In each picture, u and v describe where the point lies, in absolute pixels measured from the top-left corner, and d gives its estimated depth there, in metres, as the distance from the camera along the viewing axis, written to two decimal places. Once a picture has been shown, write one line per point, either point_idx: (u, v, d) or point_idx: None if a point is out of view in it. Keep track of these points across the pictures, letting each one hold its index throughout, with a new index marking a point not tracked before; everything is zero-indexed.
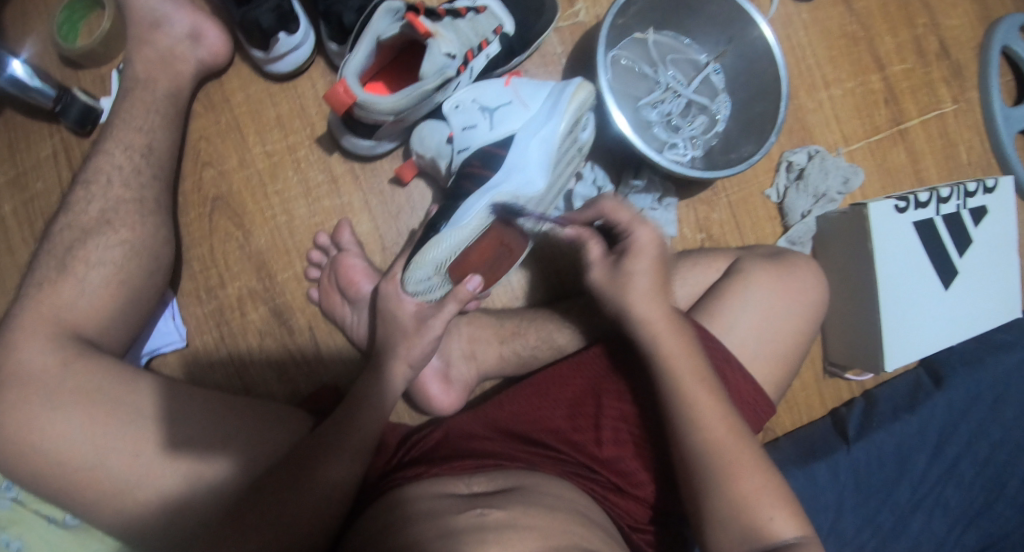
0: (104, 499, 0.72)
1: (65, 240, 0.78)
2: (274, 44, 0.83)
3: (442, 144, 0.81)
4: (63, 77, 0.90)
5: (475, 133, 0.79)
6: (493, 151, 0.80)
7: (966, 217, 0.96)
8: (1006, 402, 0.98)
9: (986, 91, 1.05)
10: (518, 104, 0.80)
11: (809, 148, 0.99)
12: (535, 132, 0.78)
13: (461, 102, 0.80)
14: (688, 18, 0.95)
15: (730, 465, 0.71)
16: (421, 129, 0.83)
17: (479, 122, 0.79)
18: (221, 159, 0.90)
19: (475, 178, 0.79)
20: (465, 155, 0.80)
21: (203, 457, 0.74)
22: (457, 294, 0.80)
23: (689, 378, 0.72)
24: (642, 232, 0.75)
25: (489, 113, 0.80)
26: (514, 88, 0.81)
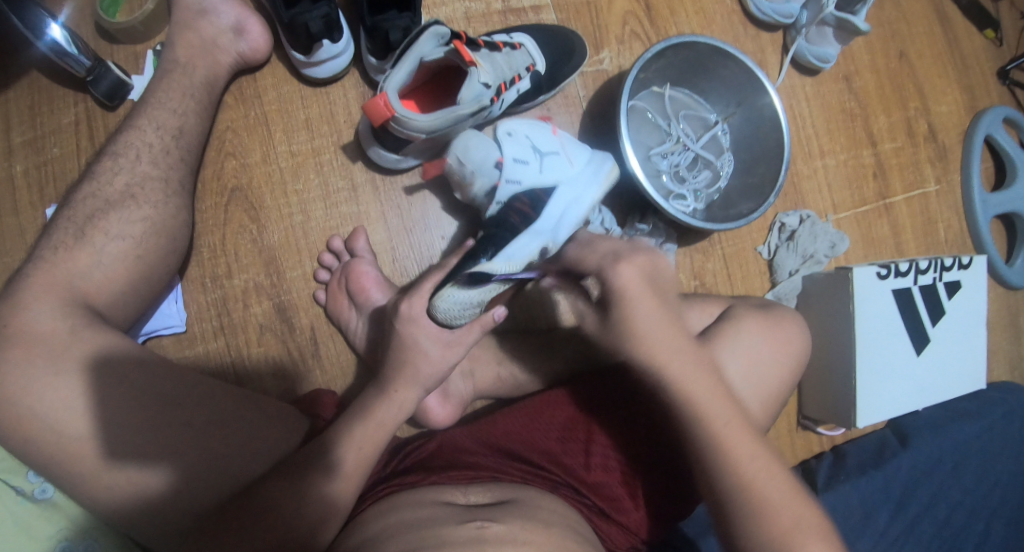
0: (75, 483, 0.71)
1: (87, 209, 0.78)
2: (316, 49, 0.87)
3: (490, 167, 0.80)
4: (97, 48, 0.91)
5: (526, 170, 0.81)
6: (539, 194, 0.82)
7: (941, 290, 1.02)
8: (964, 469, 1.03)
9: (966, 176, 1.13)
10: (563, 157, 0.85)
11: (801, 212, 1.06)
12: (577, 190, 0.83)
13: (515, 131, 0.82)
14: (704, 78, 1.01)
15: (759, 504, 0.73)
16: (466, 137, 0.79)
17: (530, 161, 0.82)
18: (245, 152, 0.92)
19: (522, 216, 0.81)
20: (516, 189, 0.80)
21: (145, 469, 0.71)
22: (482, 321, 0.79)
23: (718, 416, 0.74)
24: (624, 271, 0.70)
25: (540, 155, 0.83)
26: (561, 139, 0.86)
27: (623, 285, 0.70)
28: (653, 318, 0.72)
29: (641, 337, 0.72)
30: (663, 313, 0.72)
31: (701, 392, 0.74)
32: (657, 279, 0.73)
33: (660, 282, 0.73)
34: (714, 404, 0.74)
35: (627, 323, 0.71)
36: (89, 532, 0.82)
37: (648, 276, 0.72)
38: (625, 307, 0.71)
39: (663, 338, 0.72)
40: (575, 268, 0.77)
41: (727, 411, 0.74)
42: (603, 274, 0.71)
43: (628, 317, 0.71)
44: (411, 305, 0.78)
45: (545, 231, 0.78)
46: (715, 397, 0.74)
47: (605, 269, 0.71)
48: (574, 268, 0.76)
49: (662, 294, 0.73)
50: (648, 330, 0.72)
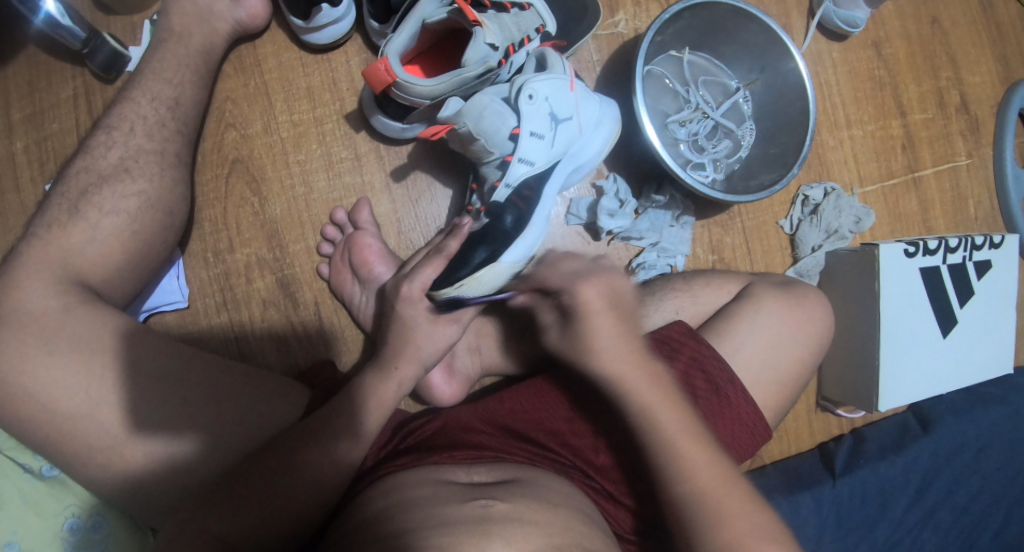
0: (87, 452, 0.70)
1: (80, 184, 0.77)
2: (316, 14, 0.83)
3: (504, 140, 0.80)
4: (94, 19, 0.87)
5: (540, 146, 0.82)
6: (545, 171, 0.84)
7: (970, 269, 0.98)
8: (988, 454, 1.00)
9: (999, 149, 1.08)
10: (576, 122, 0.84)
11: (825, 184, 1.01)
12: (581, 156, 0.87)
13: (536, 95, 0.79)
14: (724, 42, 0.96)
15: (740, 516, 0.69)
16: (477, 105, 0.76)
17: (545, 134, 0.82)
18: (245, 123, 0.89)
19: (527, 201, 0.84)
20: (527, 171, 0.82)
21: (166, 439, 0.71)
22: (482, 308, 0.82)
23: (671, 425, 0.72)
24: (586, 290, 0.73)
25: (555, 126, 0.82)
26: (576, 96, 0.84)
27: (588, 303, 0.73)
28: (614, 337, 0.73)
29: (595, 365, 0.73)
30: (621, 331, 0.74)
31: (666, 416, 0.72)
32: (619, 298, 0.74)
33: (621, 302, 0.74)
34: (666, 414, 0.72)
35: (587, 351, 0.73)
36: (96, 508, 0.81)
37: (616, 299, 0.74)
38: (584, 320, 0.73)
39: (620, 354, 0.73)
40: (540, 290, 0.78)
41: (683, 422, 0.72)
42: (570, 287, 0.73)
43: (588, 330, 0.73)
44: (410, 288, 0.79)
45: (542, 220, 0.86)
46: (667, 408, 0.73)
47: (574, 285, 0.74)
48: (543, 287, 0.77)
49: (623, 315, 0.74)
50: (607, 349, 0.73)
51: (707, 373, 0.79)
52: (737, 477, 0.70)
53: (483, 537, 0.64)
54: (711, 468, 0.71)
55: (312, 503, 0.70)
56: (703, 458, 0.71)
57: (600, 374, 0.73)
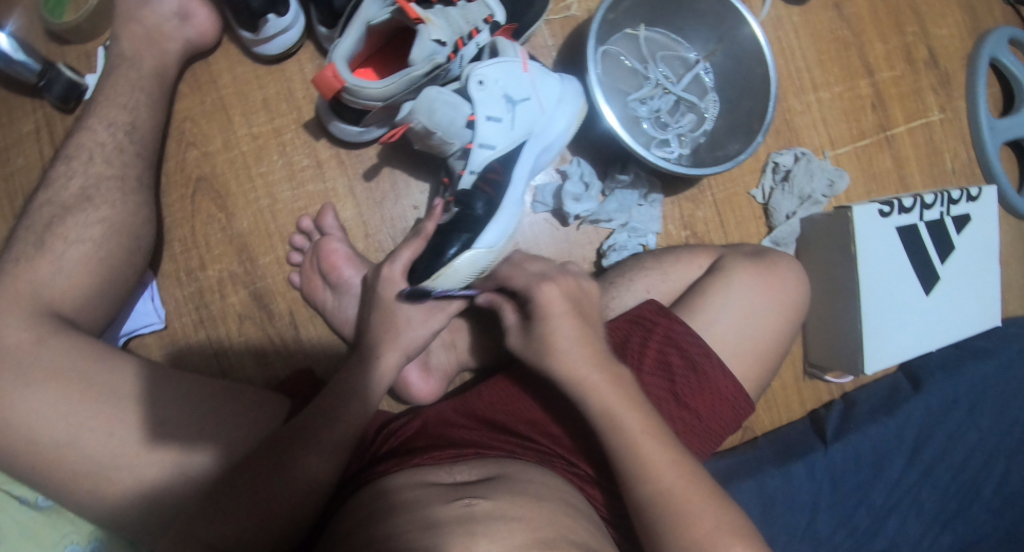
0: (75, 479, 0.71)
1: (44, 216, 0.77)
2: (263, 25, 0.83)
3: (461, 128, 0.78)
4: (48, 52, 0.87)
5: (500, 129, 0.80)
6: (509, 154, 0.83)
7: (949, 223, 0.96)
8: (981, 409, 0.99)
9: (972, 101, 1.06)
10: (535, 102, 0.83)
11: (795, 149, 1.00)
12: (548, 135, 0.86)
13: (487, 79, 0.79)
14: (680, 15, 0.95)
15: (717, 488, 0.69)
16: (429, 96, 0.74)
17: (503, 117, 0.81)
18: (206, 140, 0.89)
19: (494, 185, 0.83)
20: (490, 155, 0.81)
21: (184, 447, 0.73)
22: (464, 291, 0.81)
23: (633, 428, 0.70)
24: (546, 290, 0.74)
25: (513, 107, 0.81)
26: (531, 77, 0.83)
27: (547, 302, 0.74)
28: (573, 337, 0.73)
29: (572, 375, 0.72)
30: (581, 331, 0.74)
31: (629, 414, 0.70)
32: (581, 300, 0.76)
33: (584, 303, 0.77)
34: None
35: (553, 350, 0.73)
36: (93, 532, 0.82)
37: (569, 299, 0.75)
38: (545, 322, 0.74)
39: (583, 356, 0.73)
40: (506, 289, 0.79)
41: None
42: (529, 289, 0.75)
43: (553, 330, 0.73)
44: (392, 268, 0.78)
45: (513, 203, 0.84)
46: (629, 407, 0.71)
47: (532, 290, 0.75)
48: (506, 286, 0.79)
49: (580, 316, 0.75)
50: (567, 349, 0.73)
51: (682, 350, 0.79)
52: (716, 462, 0.70)
53: (468, 535, 0.63)
54: None
55: (306, 503, 0.70)
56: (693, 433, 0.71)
57: (556, 371, 0.73)
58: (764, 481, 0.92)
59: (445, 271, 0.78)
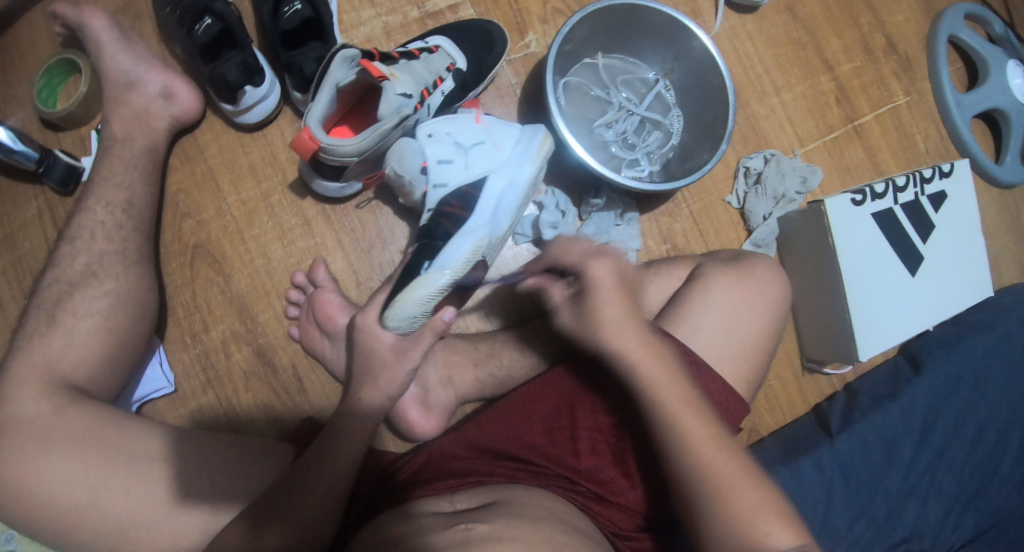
0: (97, 539, 0.74)
1: (54, 294, 0.82)
2: (242, 96, 0.89)
3: (416, 173, 0.83)
4: (45, 139, 0.94)
5: (451, 169, 0.84)
6: (466, 191, 0.84)
7: (925, 203, 0.97)
8: (987, 383, 0.98)
9: (936, 81, 1.08)
10: (490, 144, 0.86)
11: (764, 152, 1.02)
12: (510, 172, 0.85)
13: (436, 132, 0.84)
14: (634, 39, 0.99)
15: (717, 486, 0.71)
16: (400, 143, 0.83)
17: (454, 159, 0.84)
18: (199, 210, 0.95)
19: (452, 217, 0.83)
20: (443, 193, 0.84)
21: (211, 509, 0.76)
22: (432, 324, 0.80)
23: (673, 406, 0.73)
24: (598, 266, 0.76)
25: (465, 150, 0.85)
26: (484, 126, 0.87)
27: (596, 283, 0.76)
28: (620, 312, 0.76)
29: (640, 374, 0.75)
30: (626, 307, 0.76)
31: (668, 389, 0.74)
32: (624, 273, 0.78)
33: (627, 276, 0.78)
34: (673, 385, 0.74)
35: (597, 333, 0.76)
36: None
37: (620, 275, 0.77)
38: (592, 296, 0.75)
39: (631, 333, 0.75)
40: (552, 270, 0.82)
41: (684, 396, 0.74)
42: (582, 266, 0.76)
43: (596, 306, 0.75)
44: (365, 315, 0.81)
45: (477, 231, 0.83)
46: (672, 387, 0.74)
47: (588, 261, 0.77)
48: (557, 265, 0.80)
49: (627, 294, 0.77)
50: (612, 323, 0.75)
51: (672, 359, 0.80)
52: (706, 454, 0.72)
53: None
54: (712, 441, 0.73)
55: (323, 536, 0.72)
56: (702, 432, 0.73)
57: (612, 348, 0.75)
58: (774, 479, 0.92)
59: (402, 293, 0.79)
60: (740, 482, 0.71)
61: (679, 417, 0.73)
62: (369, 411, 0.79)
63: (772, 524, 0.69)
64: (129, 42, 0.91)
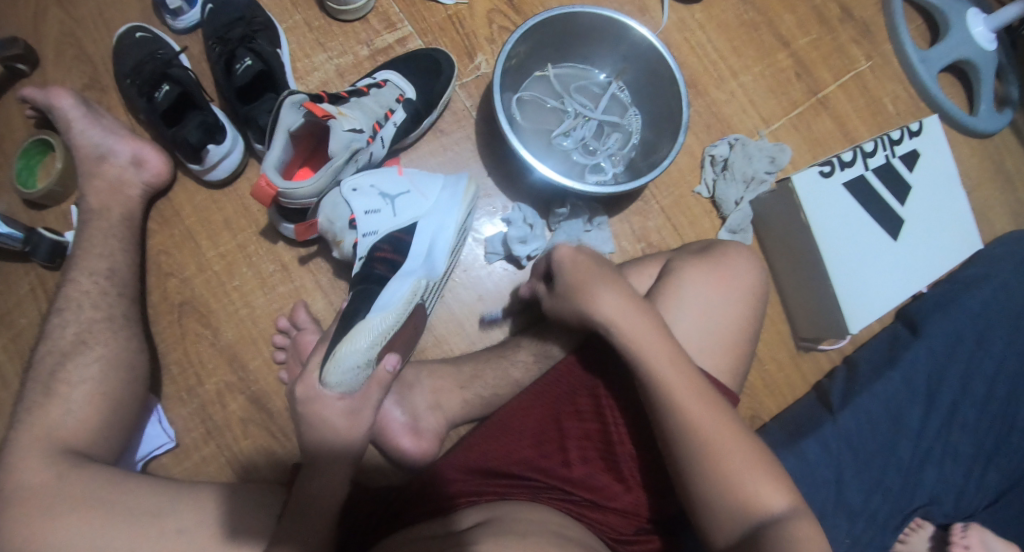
0: None
1: (48, 365, 0.86)
2: (206, 155, 0.92)
3: (346, 226, 0.84)
4: (30, 219, 0.99)
5: (381, 217, 0.85)
6: (398, 237, 0.86)
7: (899, 165, 0.95)
8: (991, 338, 0.96)
9: (897, 41, 1.06)
10: (416, 193, 0.89)
11: (728, 138, 1.01)
12: (438, 219, 0.88)
13: (360, 185, 0.85)
14: (581, 46, 1.00)
15: (715, 459, 0.69)
16: (333, 195, 0.85)
17: (381, 208, 0.86)
18: (181, 268, 0.98)
19: (386, 261, 0.84)
20: (374, 240, 0.85)
21: None
22: (377, 377, 0.77)
23: (665, 371, 0.73)
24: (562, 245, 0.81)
25: (391, 200, 0.87)
26: (407, 177, 0.90)
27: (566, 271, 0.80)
28: (606, 280, 0.78)
29: (620, 338, 0.75)
30: (608, 278, 0.78)
31: (647, 345, 0.74)
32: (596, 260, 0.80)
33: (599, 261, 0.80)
34: (655, 353, 0.74)
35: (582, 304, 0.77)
36: None
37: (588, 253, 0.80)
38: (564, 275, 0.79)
39: (628, 314, 0.75)
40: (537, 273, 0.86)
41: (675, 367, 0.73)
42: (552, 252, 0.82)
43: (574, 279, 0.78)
44: (304, 383, 0.75)
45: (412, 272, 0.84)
46: (658, 346, 0.74)
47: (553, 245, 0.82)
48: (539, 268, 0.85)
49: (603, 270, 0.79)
50: (598, 294, 0.77)
51: None
52: (702, 423, 0.71)
53: None
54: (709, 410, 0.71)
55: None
56: (698, 403, 0.71)
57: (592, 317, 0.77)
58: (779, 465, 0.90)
59: (345, 339, 0.74)
60: (732, 444, 0.70)
61: (669, 386, 0.72)
62: (351, 442, 0.75)
63: (765, 483, 0.68)
64: (96, 118, 0.95)
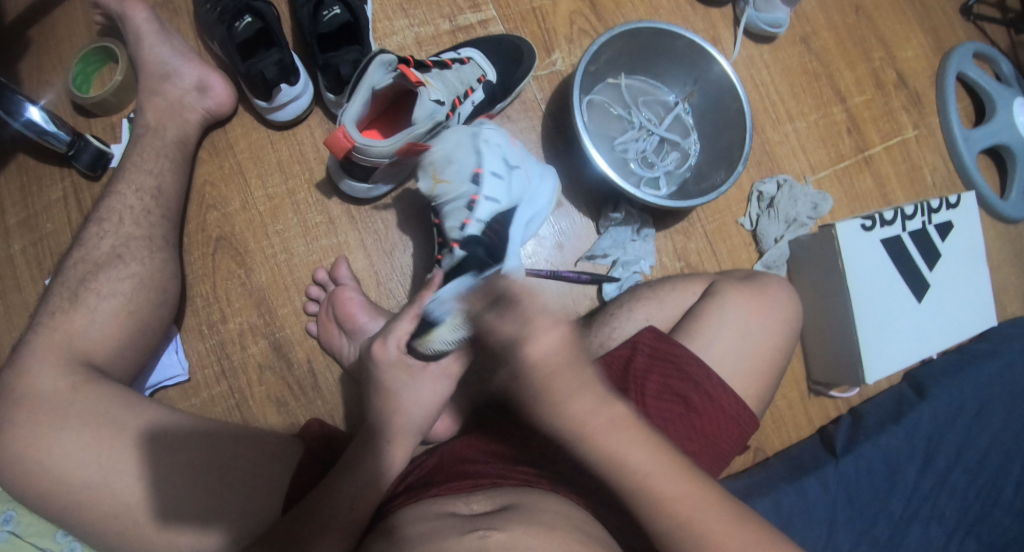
0: (105, 519, 0.74)
1: (78, 273, 0.83)
2: (277, 94, 0.91)
3: (466, 179, 0.83)
4: (76, 124, 0.96)
5: (502, 186, 0.84)
6: (509, 210, 0.86)
7: (932, 232, 1.00)
8: (991, 411, 1.01)
9: (944, 116, 1.12)
10: (525, 172, 0.89)
11: (778, 177, 1.05)
12: (535, 207, 0.90)
13: (487, 142, 0.85)
14: (656, 63, 1.02)
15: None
16: (457, 139, 0.84)
17: (503, 175, 0.85)
18: (225, 203, 0.96)
19: (498, 235, 0.84)
20: (495, 208, 0.83)
21: (192, 531, 0.74)
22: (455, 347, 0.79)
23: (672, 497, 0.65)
24: (542, 339, 0.62)
25: (509, 170, 0.86)
26: (519, 150, 0.90)
27: (537, 361, 0.62)
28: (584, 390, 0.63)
29: (626, 469, 0.64)
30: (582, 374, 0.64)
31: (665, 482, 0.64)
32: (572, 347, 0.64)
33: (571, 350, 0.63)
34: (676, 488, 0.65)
35: (556, 404, 0.62)
36: None
37: (570, 342, 0.64)
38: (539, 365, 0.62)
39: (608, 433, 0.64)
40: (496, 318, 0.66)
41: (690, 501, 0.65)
42: (523, 338, 0.62)
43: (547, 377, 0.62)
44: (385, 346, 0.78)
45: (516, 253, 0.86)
46: (671, 478, 0.65)
47: (531, 332, 0.62)
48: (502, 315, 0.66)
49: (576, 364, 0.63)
50: (572, 403, 0.63)
51: (684, 373, 0.82)
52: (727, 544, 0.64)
53: None
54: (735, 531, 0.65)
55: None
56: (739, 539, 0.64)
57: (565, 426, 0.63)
58: (780, 497, 0.93)
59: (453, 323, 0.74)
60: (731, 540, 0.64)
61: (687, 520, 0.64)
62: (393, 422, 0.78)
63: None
64: (167, 36, 0.93)
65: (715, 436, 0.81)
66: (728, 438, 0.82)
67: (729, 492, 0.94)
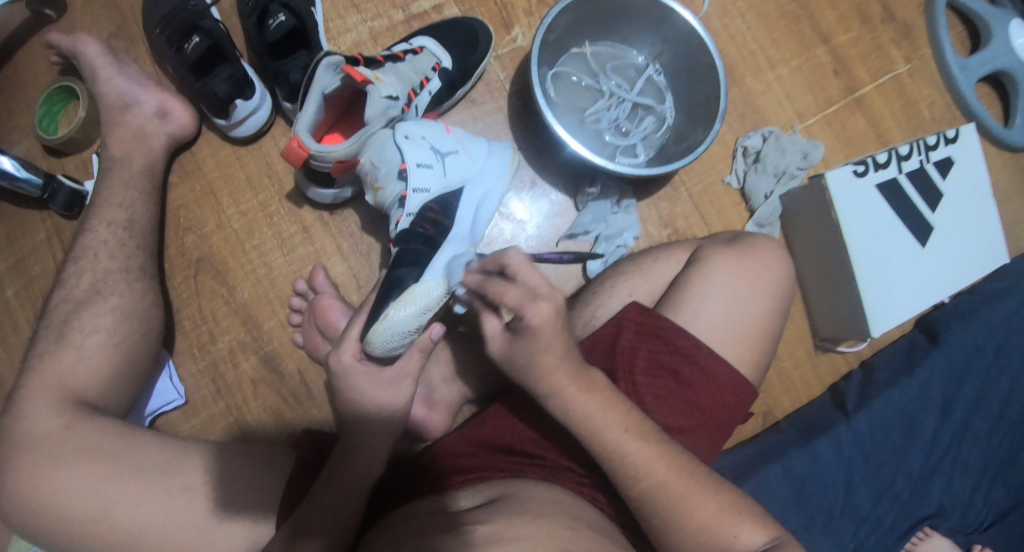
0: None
1: (62, 312, 0.84)
2: (233, 109, 0.90)
3: (392, 177, 0.80)
4: (49, 165, 0.97)
5: (431, 175, 0.81)
6: (446, 196, 0.83)
7: (931, 170, 0.95)
8: (1011, 352, 0.95)
9: (937, 46, 1.05)
10: (463, 154, 0.85)
11: (762, 130, 1.00)
12: (483, 185, 0.87)
13: (411, 134, 0.81)
14: (620, 26, 0.98)
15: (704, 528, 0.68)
16: (379, 138, 0.80)
17: (432, 164, 0.82)
18: (200, 224, 0.96)
19: (435, 223, 0.80)
20: (425, 198, 0.81)
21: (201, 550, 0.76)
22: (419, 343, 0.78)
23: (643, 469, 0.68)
24: (534, 312, 0.65)
25: (441, 157, 0.83)
26: (455, 135, 0.86)
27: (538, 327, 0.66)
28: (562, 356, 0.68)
29: (602, 435, 0.68)
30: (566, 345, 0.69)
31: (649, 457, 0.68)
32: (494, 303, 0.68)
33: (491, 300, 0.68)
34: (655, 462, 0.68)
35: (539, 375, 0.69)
36: None
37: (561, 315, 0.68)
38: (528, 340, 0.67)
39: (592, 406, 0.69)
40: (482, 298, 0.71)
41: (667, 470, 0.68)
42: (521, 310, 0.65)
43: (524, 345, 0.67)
44: (340, 357, 0.76)
45: (462, 236, 0.83)
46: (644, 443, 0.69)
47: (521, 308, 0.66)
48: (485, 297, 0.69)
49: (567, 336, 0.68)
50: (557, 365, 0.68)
51: (671, 345, 0.79)
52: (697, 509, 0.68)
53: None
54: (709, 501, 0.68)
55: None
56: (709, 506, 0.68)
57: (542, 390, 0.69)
58: (790, 462, 0.90)
59: (396, 301, 0.74)
60: (699, 502, 0.68)
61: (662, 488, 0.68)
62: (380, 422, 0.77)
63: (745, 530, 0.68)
64: (122, 65, 0.92)
65: (706, 407, 0.78)
66: (721, 409, 0.79)
67: (738, 462, 0.92)
